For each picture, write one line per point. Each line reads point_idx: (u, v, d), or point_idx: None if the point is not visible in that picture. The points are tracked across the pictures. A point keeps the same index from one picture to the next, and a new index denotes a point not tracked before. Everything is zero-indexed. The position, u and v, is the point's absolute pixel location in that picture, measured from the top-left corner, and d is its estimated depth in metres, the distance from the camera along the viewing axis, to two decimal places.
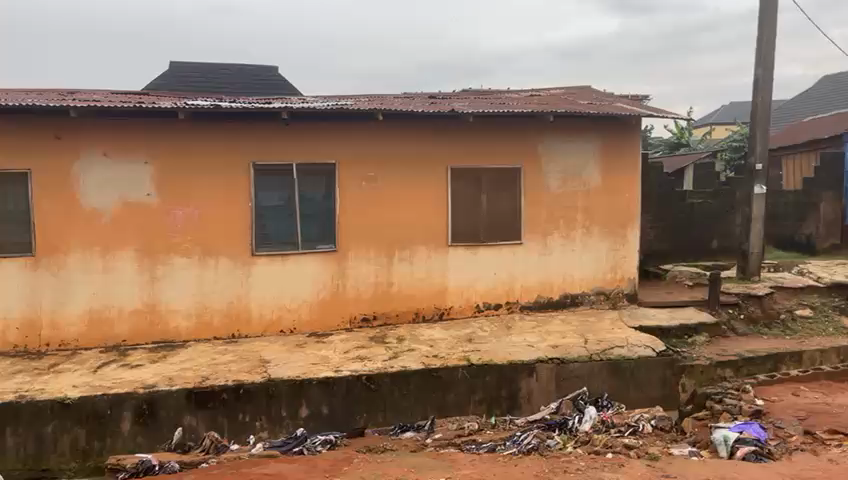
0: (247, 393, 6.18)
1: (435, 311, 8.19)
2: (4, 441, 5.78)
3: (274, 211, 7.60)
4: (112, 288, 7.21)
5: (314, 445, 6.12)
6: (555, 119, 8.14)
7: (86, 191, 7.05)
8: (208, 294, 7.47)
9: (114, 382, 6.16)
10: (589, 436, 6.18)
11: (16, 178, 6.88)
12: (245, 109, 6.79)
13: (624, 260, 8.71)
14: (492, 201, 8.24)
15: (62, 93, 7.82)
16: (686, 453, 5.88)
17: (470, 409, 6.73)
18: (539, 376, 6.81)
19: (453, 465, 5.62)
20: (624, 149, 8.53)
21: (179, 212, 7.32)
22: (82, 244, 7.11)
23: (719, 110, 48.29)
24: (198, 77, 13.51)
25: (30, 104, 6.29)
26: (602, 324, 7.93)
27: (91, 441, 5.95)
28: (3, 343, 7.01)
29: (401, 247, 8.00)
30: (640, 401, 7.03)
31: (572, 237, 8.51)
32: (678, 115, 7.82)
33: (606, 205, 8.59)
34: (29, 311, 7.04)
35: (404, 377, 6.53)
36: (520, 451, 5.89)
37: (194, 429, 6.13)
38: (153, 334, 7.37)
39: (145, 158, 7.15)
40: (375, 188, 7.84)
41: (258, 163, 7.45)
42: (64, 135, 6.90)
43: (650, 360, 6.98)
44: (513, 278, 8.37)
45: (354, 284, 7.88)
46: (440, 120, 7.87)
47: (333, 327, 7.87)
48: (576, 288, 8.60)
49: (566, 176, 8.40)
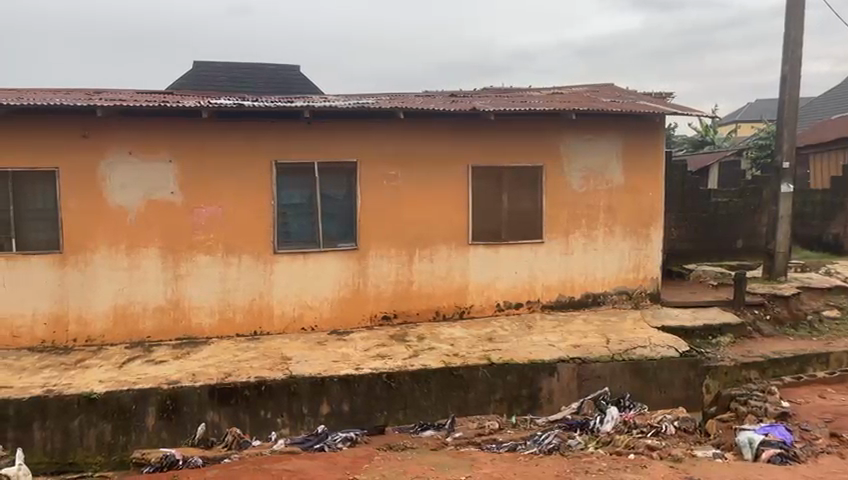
0: (269, 390, 6.23)
1: (455, 310, 8.18)
2: (32, 435, 5.90)
3: (296, 210, 7.65)
4: (137, 285, 7.32)
5: (335, 442, 6.15)
6: (577, 117, 8.08)
7: (112, 190, 7.16)
8: (231, 292, 7.54)
9: (139, 378, 6.26)
10: (610, 437, 6.13)
11: (45, 177, 7.01)
12: (267, 108, 6.84)
13: (647, 259, 8.62)
14: (513, 200, 8.22)
15: (89, 93, 7.95)
16: (710, 455, 5.81)
17: (491, 409, 6.71)
18: (561, 376, 6.77)
19: (474, 464, 5.62)
20: (648, 148, 8.44)
21: (203, 211, 7.40)
22: (108, 242, 7.22)
23: (744, 109, 47.64)
24: (222, 76, 13.64)
25: (58, 104, 6.41)
26: (623, 324, 7.86)
27: (116, 435, 6.04)
28: (31, 338, 7.15)
29: (421, 246, 8.00)
30: (663, 402, 6.95)
31: (595, 236, 8.45)
32: (703, 113, 7.72)
33: (628, 204, 8.51)
34: (57, 308, 7.17)
35: (424, 376, 6.54)
36: (541, 451, 5.87)
37: (217, 425, 6.20)
38: (176, 331, 7.46)
39: (169, 157, 7.24)
40: (396, 187, 7.85)
41: (280, 162, 7.50)
42: (91, 134, 7.02)
43: (673, 361, 6.90)
44: (534, 277, 8.33)
45: (374, 283, 7.90)
46: (461, 119, 7.86)
47: (354, 325, 7.90)
48: (598, 288, 8.53)
49: (589, 175, 8.34)
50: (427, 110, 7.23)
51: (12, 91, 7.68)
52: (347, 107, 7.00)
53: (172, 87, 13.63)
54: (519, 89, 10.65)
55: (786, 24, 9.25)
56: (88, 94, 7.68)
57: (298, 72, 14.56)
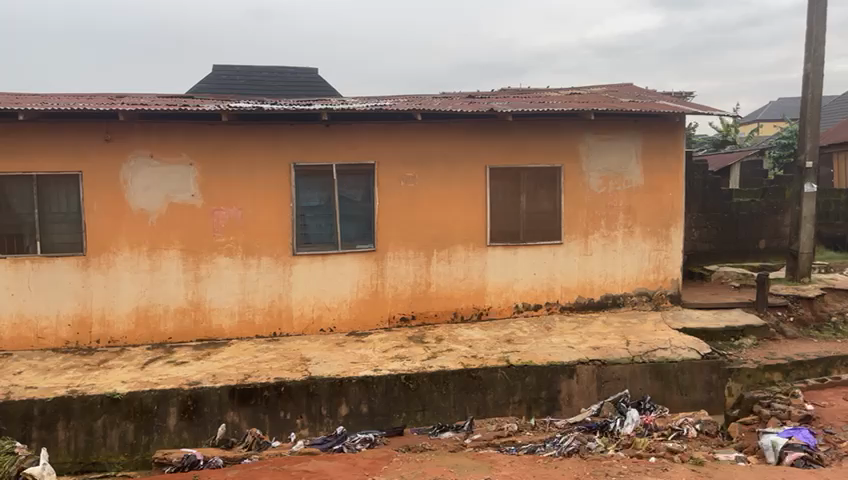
0: (288, 391, 6.27)
1: (473, 311, 8.17)
2: (57, 434, 5.99)
3: (315, 211, 7.69)
4: (158, 286, 7.40)
5: (353, 443, 6.17)
6: (596, 118, 8.03)
7: (134, 192, 7.25)
8: (250, 293, 7.60)
9: (161, 379, 6.33)
10: (631, 439, 6.07)
11: (69, 180, 7.13)
12: (286, 111, 6.88)
13: (667, 260, 8.53)
14: (531, 201, 8.19)
15: (111, 97, 8.07)
16: (733, 459, 5.74)
17: (509, 410, 6.69)
18: (580, 378, 6.73)
19: (492, 466, 5.60)
20: (667, 147, 8.36)
21: (222, 212, 7.47)
22: (130, 244, 7.32)
23: (766, 107, 46.98)
24: (242, 80, 13.82)
25: (81, 108, 6.52)
26: (644, 325, 7.79)
27: (138, 435, 6.11)
28: (56, 339, 7.27)
29: (440, 247, 8.00)
30: (684, 405, 6.88)
31: (614, 237, 8.38)
32: (723, 112, 7.62)
33: (648, 205, 8.43)
34: (80, 309, 7.28)
35: (443, 378, 6.53)
36: (560, 453, 5.83)
37: (237, 425, 6.25)
38: (197, 332, 7.53)
39: (189, 160, 7.32)
40: (414, 188, 7.86)
41: (299, 164, 7.55)
42: (113, 138, 7.13)
43: (694, 363, 6.82)
44: (552, 278, 8.29)
45: (392, 284, 7.91)
46: (479, 120, 7.84)
47: (372, 326, 7.92)
48: (617, 289, 8.47)
49: (608, 175, 8.28)
50: (444, 111, 7.22)
51: (37, 96, 7.83)
52: (365, 109, 7.02)
53: (193, 91, 13.81)
54: (537, 89, 10.62)
55: (808, 22, 9.11)
56: (111, 99, 7.81)
57: (317, 74, 14.65)
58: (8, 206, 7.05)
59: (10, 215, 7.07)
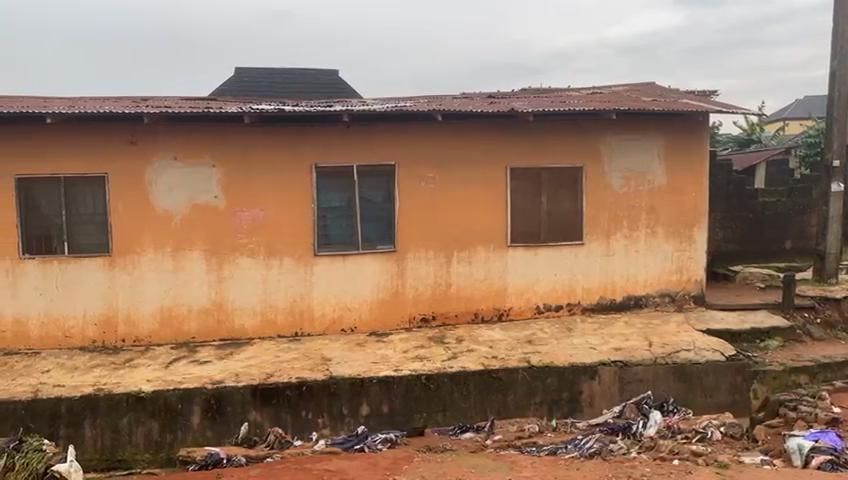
0: (310, 391, 6.32)
1: (494, 312, 8.15)
2: (84, 432, 6.09)
3: (336, 212, 7.73)
4: (182, 286, 7.50)
5: (375, 443, 6.18)
6: (618, 117, 7.97)
7: (158, 194, 7.35)
8: (272, 294, 7.66)
9: (185, 378, 6.42)
10: (653, 442, 6.02)
11: (96, 181, 7.25)
12: (307, 112, 6.94)
13: (691, 261, 8.43)
14: (552, 201, 8.15)
15: (137, 100, 8.21)
16: (758, 462, 5.66)
17: (531, 412, 6.66)
18: (602, 379, 6.69)
19: (513, 466, 5.59)
20: (691, 147, 8.27)
21: (245, 214, 7.54)
22: (154, 244, 7.42)
23: (791, 105, 46.17)
24: (263, 81, 13.95)
25: (107, 112, 6.63)
26: (667, 327, 7.71)
27: (163, 433, 6.19)
28: (83, 338, 7.40)
29: (460, 248, 7.99)
30: (708, 407, 6.80)
31: (637, 237, 8.31)
32: (748, 111, 7.52)
33: (671, 205, 8.34)
34: (107, 308, 7.40)
35: (463, 378, 6.53)
36: (582, 455, 5.80)
37: (260, 424, 6.31)
38: (220, 331, 7.62)
39: (212, 161, 7.41)
40: (434, 189, 7.86)
41: (320, 165, 7.60)
42: (138, 140, 7.24)
43: (718, 365, 6.74)
44: (574, 279, 8.24)
45: (413, 284, 7.93)
46: (499, 120, 7.82)
47: (393, 327, 7.94)
48: (640, 289, 8.39)
49: (630, 175, 8.21)
50: (464, 112, 7.22)
51: (64, 100, 7.98)
52: (386, 110, 7.04)
53: (215, 93, 13.94)
54: (558, 89, 10.58)
55: (834, 19, 8.95)
56: (136, 102, 7.94)
57: (337, 76, 14.68)
58: (37, 207, 7.20)
59: (39, 217, 7.21)
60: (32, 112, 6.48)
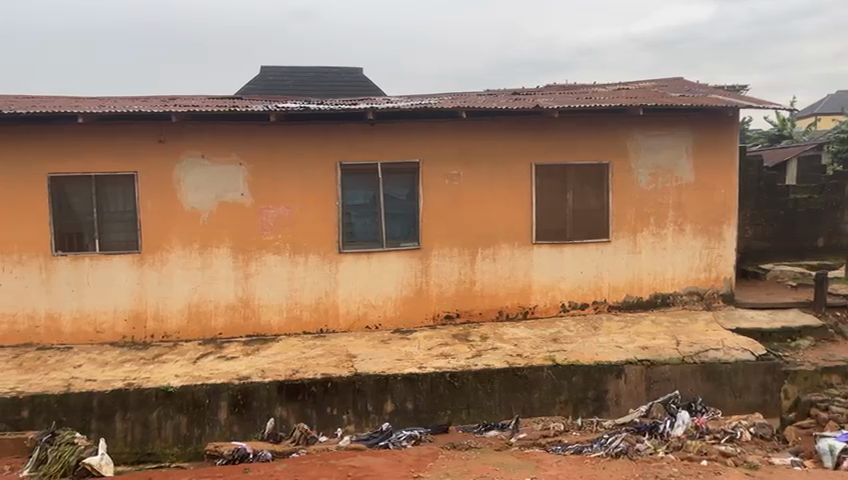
0: (335, 387, 6.35)
1: (519, 310, 8.11)
2: (114, 426, 6.21)
3: (361, 210, 7.78)
4: (210, 284, 7.60)
5: (399, 440, 6.19)
6: (645, 114, 7.88)
7: (186, 192, 7.45)
8: (298, 291, 7.72)
9: (212, 373, 6.51)
10: (681, 442, 5.93)
11: (126, 180, 7.38)
12: (332, 111, 6.96)
13: (720, 259, 8.30)
14: (577, 199, 8.09)
15: (165, 100, 8.33)
16: (789, 463, 5.56)
17: (556, 410, 6.63)
18: (628, 378, 6.62)
19: (538, 465, 5.56)
20: (720, 143, 8.13)
21: (271, 212, 7.61)
22: (182, 242, 7.52)
23: (823, 101, 45.13)
24: (288, 80, 14.06)
25: (137, 111, 6.74)
26: (695, 325, 7.61)
27: (191, 428, 6.28)
28: (113, 334, 7.53)
29: (485, 245, 7.97)
30: (737, 407, 6.69)
31: (664, 235, 8.21)
32: (780, 105, 7.35)
33: (700, 202, 8.22)
34: (136, 305, 7.52)
35: (488, 376, 6.51)
36: (608, 454, 5.74)
37: (286, 420, 6.37)
38: (247, 328, 7.70)
39: (238, 160, 7.49)
40: (458, 186, 7.85)
41: (344, 163, 7.64)
42: (167, 139, 7.34)
43: (748, 364, 6.62)
44: (600, 277, 8.17)
45: (437, 282, 7.92)
46: (523, 117, 7.78)
47: (417, 324, 7.94)
48: (668, 288, 8.28)
49: (657, 171, 8.10)
50: (489, 109, 7.19)
51: (95, 100, 8.13)
52: (411, 108, 7.05)
53: (241, 92, 14.09)
54: (583, 85, 10.48)
55: None
56: (165, 101, 8.06)
57: (361, 74, 14.74)
58: (69, 205, 7.36)
59: (71, 215, 7.37)
60: (65, 112, 6.61)
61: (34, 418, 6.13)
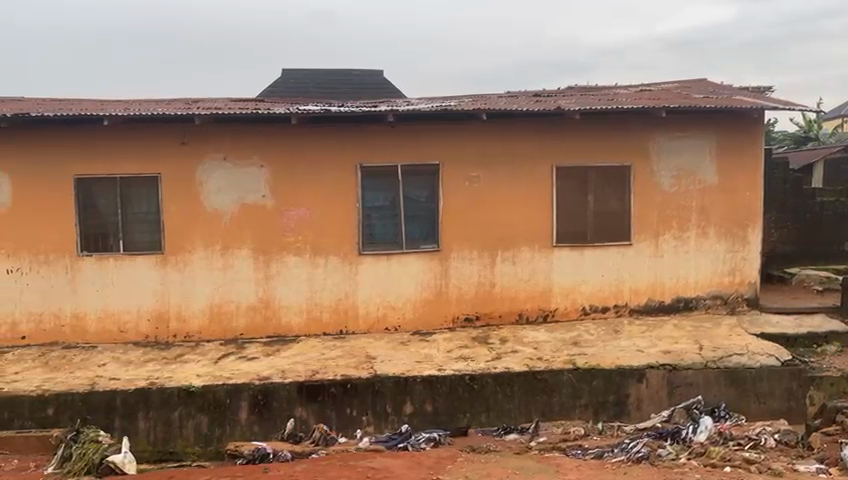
0: (354, 388, 6.37)
1: (539, 312, 8.06)
2: (137, 424, 6.28)
3: (381, 212, 7.80)
4: (231, 285, 7.66)
5: (418, 442, 6.18)
6: (667, 115, 7.79)
7: (208, 193, 7.53)
8: (318, 292, 7.76)
9: (233, 373, 6.57)
10: (703, 448, 5.84)
11: (150, 181, 7.48)
12: (353, 113, 6.98)
13: (744, 262, 8.18)
14: (599, 201, 8.03)
15: (188, 102, 8.46)
16: (813, 470, 5.45)
17: (576, 414, 6.58)
18: (650, 382, 6.56)
19: (558, 469, 5.52)
20: (745, 145, 8.01)
21: (292, 213, 7.66)
22: (204, 243, 7.60)
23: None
24: (310, 82, 14.14)
25: (161, 114, 6.82)
26: (718, 330, 7.50)
27: (212, 427, 6.34)
28: (136, 333, 7.63)
29: (505, 248, 7.94)
30: (761, 413, 6.59)
31: (687, 237, 8.11)
32: (807, 107, 7.22)
33: (724, 205, 8.11)
34: (159, 305, 7.62)
35: (508, 379, 6.48)
36: (629, 460, 5.69)
37: (305, 420, 6.39)
38: (267, 328, 7.75)
39: (260, 162, 7.55)
40: (479, 188, 7.83)
41: (364, 165, 7.66)
42: (190, 141, 7.43)
43: (772, 370, 6.54)
44: (621, 279, 8.09)
45: (457, 284, 7.91)
46: (544, 119, 7.75)
47: (437, 326, 7.93)
48: (690, 291, 8.18)
49: (680, 173, 8.02)
50: (510, 111, 7.15)
51: (120, 102, 8.25)
52: (431, 111, 7.10)
53: (263, 94, 14.18)
54: (604, 87, 10.41)
55: None
56: (188, 104, 8.17)
57: (382, 76, 14.76)
58: (94, 206, 7.48)
59: (96, 216, 7.49)
60: (91, 115, 6.72)
61: (59, 416, 6.23)
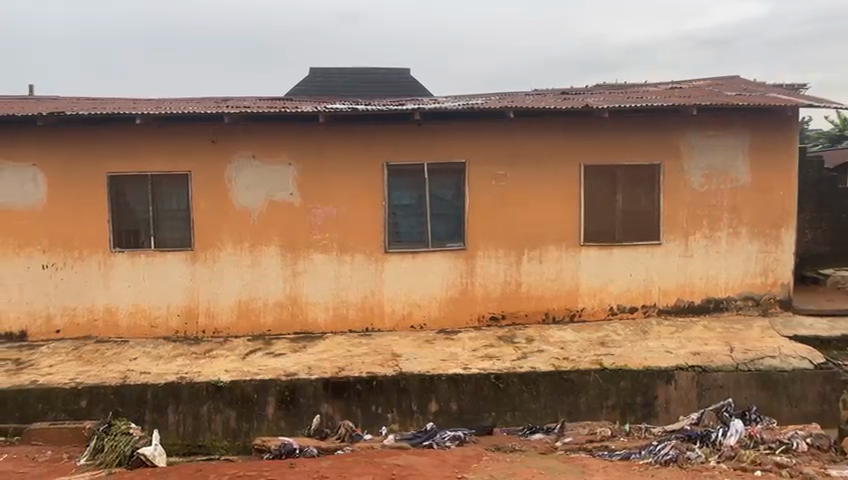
0: (379, 386, 6.40)
1: (566, 312, 8.00)
2: (167, 418, 6.39)
3: (407, 210, 7.82)
4: (259, 281, 7.75)
5: (443, 440, 6.17)
6: (698, 113, 7.67)
7: (237, 192, 7.62)
8: (344, 289, 7.80)
9: (260, 369, 6.64)
10: (734, 451, 5.74)
11: (181, 179, 7.61)
12: (380, 111, 7.01)
13: (777, 263, 8.02)
14: (627, 200, 7.94)
15: (217, 101, 8.56)
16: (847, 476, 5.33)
17: (603, 415, 6.52)
18: (678, 384, 6.47)
19: (585, 470, 5.48)
20: (779, 144, 7.85)
21: (320, 212, 7.71)
22: (233, 240, 7.70)
23: None
24: (337, 81, 14.22)
25: (191, 113, 6.92)
26: (749, 332, 7.37)
27: (240, 422, 6.42)
28: (167, 329, 7.75)
29: (531, 247, 7.90)
30: (793, 417, 6.46)
31: (718, 237, 7.98)
32: (842, 104, 7.06)
33: (756, 205, 7.96)
34: (189, 301, 7.73)
35: (533, 378, 6.45)
36: (657, 462, 5.61)
37: (331, 417, 6.44)
38: (294, 325, 7.82)
39: (288, 161, 7.62)
40: (505, 187, 7.80)
41: (391, 164, 7.69)
42: (219, 139, 7.53)
43: (806, 373, 6.40)
44: (650, 279, 7.99)
45: (483, 283, 7.89)
46: (572, 117, 7.69)
47: (462, 325, 7.92)
48: (721, 292, 8.05)
49: (711, 173, 7.89)
50: (538, 110, 7.12)
51: (152, 102, 8.40)
52: (458, 108, 7.03)
53: (291, 92, 14.31)
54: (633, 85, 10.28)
55: None
56: (218, 103, 8.27)
57: (408, 75, 14.79)
58: (126, 204, 7.63)
59: (128, 213, 7.64)
60: (123, 114, 6.85)
61: (91, 409, 6.36)
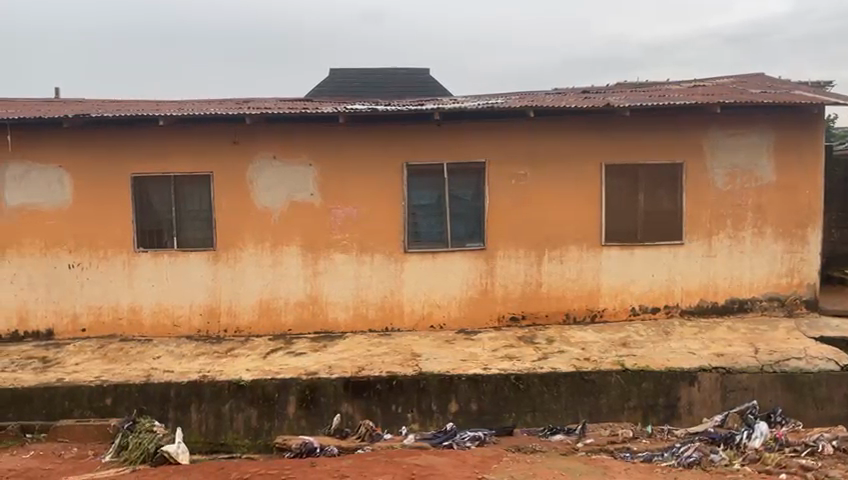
0: (400, 386, 6.41)
1: (587, 313, 7.95)
2: (190, 416, 6.46)
3: (427, 210, 7.82)
4: (280, 281, 7.80)
5: (463, 440, 6.15)
6: (722, 111, 7.57)
7: (259, 192, 7.68)
8: (364, 289, 7.83)
9: (281, 368, 6.69)
10: (758, 454, 5.65)
11: (203, 180, 7.69)
12: (400, 111, 7.03)
13: (803, 263, 7.89)
14: (649, 200, 7.87)
15: (239, 103, 8.64)
16: None
17: (624, 416, 6.46)
18: (702, 386, 6.39)
19: (606, 471, 5.44)
20: (804, 142, 7.72)
21: (340, 212, 7.75)
22: (255, 240, 7.76)
23: None
24: (356, 82, 14.28)
25: (213, 114, 6.99)
26: (774, 333, 7.26)
27: (261, 421, 6.47)
28: (189, 328, 7.84)
29: (552, 247, 7.86)
30: (819, 419, 6.35)
31: (741, 237, 7.87)
32: None
33: (781, 203, 7.84)
34: (211, 300, 7.81)
35: (554, 379, 6.42)
36: (680, 464, 5.54)
37: (351, 416, 6.46)
38: (315, 325, 7.86)
39: (308, 162, 7.66)
40: (525, 186, 7.77)
41: (411, 164, 7.70)
42: (241, 140, 7.60)
43: (832, 375, 6.29)
44: (672, 280, 7.91)
45: (502, 283, 7.87)
46: (593, 116, 7.64)
47: (482, 325, 7.90)
48: (745, 293, 7.94)
49: (735, 171, 7.78)
50: (558, 108, 7.09)
51: (174, 103, 8.51)
52: (478, 108, 7.01)
53: (311, 93, 14.39)
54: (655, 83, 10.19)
55: None
56: (240, 104, 8.35)
57: (427, 75, 14.78)
58: (150, 204, 7.73)
59: (152, 213, 7.74)
60: (147, 116, 6.94)
61: (116, 406, 6.46)
